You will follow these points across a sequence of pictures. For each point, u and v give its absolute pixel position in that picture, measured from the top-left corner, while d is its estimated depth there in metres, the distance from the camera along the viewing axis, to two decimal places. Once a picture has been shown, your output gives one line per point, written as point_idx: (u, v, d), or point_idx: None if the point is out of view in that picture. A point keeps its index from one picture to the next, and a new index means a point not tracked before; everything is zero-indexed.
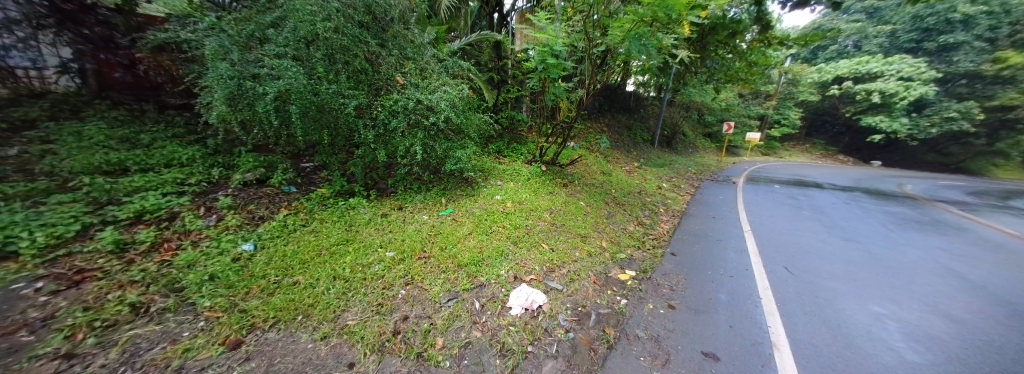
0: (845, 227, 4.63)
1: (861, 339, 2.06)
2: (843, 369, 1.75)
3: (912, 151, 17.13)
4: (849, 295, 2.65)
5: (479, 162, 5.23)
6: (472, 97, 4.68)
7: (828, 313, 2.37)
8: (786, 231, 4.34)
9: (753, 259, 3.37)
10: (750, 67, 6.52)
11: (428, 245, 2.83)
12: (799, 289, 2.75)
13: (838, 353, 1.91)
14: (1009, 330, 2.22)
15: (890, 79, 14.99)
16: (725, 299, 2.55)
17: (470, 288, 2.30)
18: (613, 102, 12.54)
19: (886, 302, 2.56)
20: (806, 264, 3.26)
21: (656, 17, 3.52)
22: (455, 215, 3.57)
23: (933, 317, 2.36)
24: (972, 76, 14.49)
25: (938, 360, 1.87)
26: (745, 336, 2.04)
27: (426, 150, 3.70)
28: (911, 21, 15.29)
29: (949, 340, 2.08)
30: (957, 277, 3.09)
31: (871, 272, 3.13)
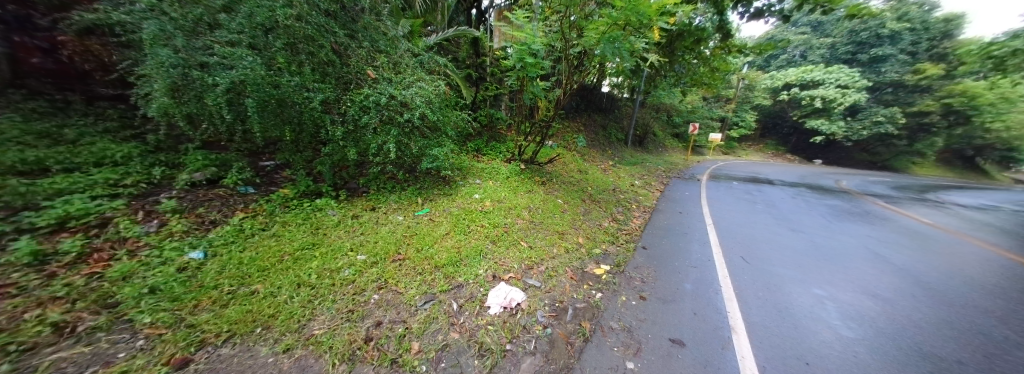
0: (792, 219, 5.07)
1: (805, 319, 2.25)
2: (791, 348, 1.91)
3: (848, 151, 19.16)
4: (795, 280, 2.89)
5: (457, 160, 5.14)
6: (449, 95, 4.58)
7: (777, 297, 2.57)
8: (743, 223, 4.67)
9: (714, 250, 3.59)
10: (713, 72, 6.93)
11: (403, 247, 2.72)
12: (754, 275, 2.96)
13: (786, 333, 2.08)
14: (925, 306, 2.53)
15: (830, 87, 16.65)
16: (691, 288, 2.68)
17: (447, 289, 2.24)
18: (589, 102, 12.84)
19: (826, 285, 2.82)
20: (760, 253, 3.52)
21: (629, 21, 3.61)
22: (431, 215, 3.48)
23: (864, 297, 2.63)
24: (896, 86, 16.43)
25: (867, 335, 2.09)
26: (708, 322, 2.16)
27: (401, 148, 3.57)
28: (849, 35, 17.11)
29: (877, 317, 2.33)
30: (883, 261, 3.48)
31: (814, 259, 3.44)
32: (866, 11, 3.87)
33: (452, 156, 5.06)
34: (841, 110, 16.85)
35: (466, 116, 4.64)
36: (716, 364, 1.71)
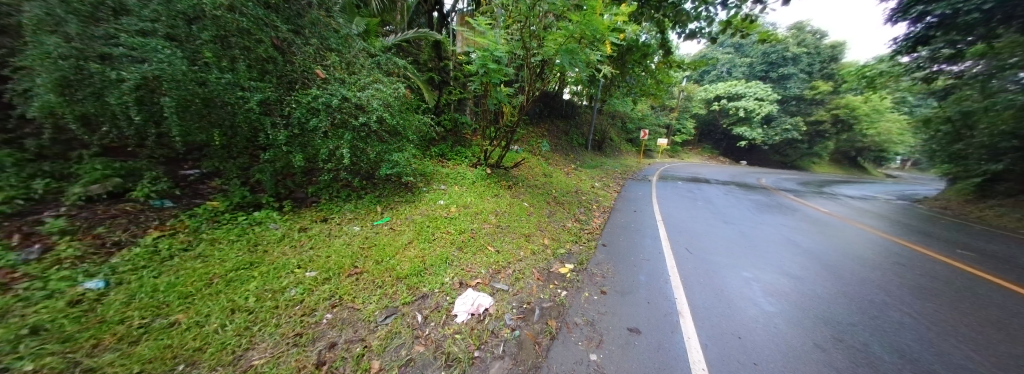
0: (725, 213, 5.73)
1: (737, 300, 2.54)
2: (727, 326, 2.14)
3: (767, 153, 22.28)
4: (729, 265, 3.26)
5: (419, 165, 4.96)
6: (409, 98, 4.42)
7: (715, 281, 2.87)
8: (686, 218, 5.16)
9: (663, 243, 3.90)
10: (658, 84, 7.60)
11: (360, 260, 2.53)
12: (696, 264, 3.28)
13: (723, 313, 2.32)
14: (824, 280, 3.01)
15: (750, 99, 19.31)
16: (645, 279, 2.87)
17: (411, 301, 2.13)
18: (551, 108, 13.28)
19: (752, 268, 3.22)
20: (700, 244, 3.91)
21: (584, 35, 3.83)
22: (392, 224, 3.29)
23: (780, 276, 3.06)
24: (799, 100, 19.51)
25: (783, 308, 2.43)
26: (660, 309, 2.33)
27: (357, 153, 3.35)
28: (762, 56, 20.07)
29: (791, 293, 2.71)
30: (794, 245, 4.08)
31: (742, 246, 3.92)
32: (773, 37, 4.52)
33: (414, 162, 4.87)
34: (760, 119, 19.58)
35: (429, 120, 4.51)
36: (668, 347, 1.86)
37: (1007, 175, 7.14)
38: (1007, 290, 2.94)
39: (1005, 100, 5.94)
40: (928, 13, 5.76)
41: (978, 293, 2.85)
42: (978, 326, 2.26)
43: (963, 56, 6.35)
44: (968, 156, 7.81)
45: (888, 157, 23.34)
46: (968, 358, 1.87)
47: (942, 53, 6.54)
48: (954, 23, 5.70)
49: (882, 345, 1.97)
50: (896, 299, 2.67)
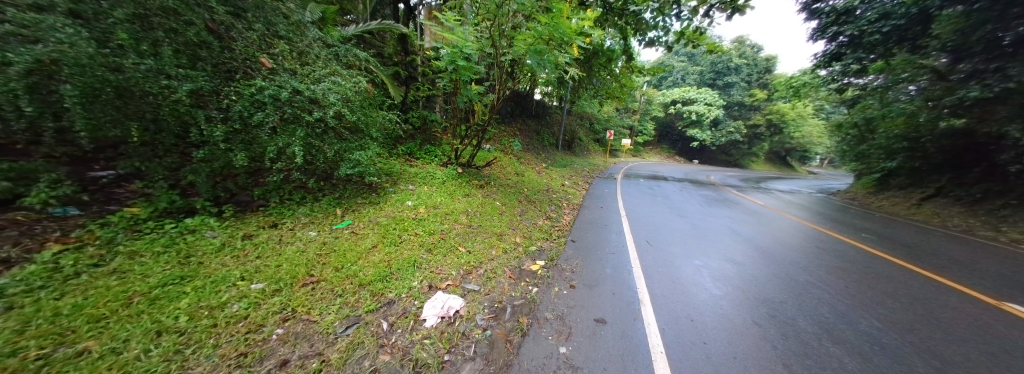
0: (681, 207, 6.16)
1: (690, 286, 2.73)
2: (683, 311, 2.28)
3: (716, 154, 24.41)
4: (683, 255, 3.49)
5: (383, 165, 4.70)
6: (371, 93, 4.17)
7: (671, 270, 3.06)
8: (646, 213, 5.46)
9: (626, 237, 4.08)
10: (622, 87, 7.98)
11: (316, 268, 2.34)
12: (655, 254, 3.48)
13: (679, 299, 2.48)
14: (761, 264, 3.34)
15: (701, 104, 21.08)
16: (610, 272, 2.97)
17: (375, 309, 2.00)
18: (522, 108, 13.38)
19: (703, 256, 3.48)
20: (659, 236, 4.15)
21: (552, 37, 3.87)
22: (353, 228, 3.08)
23: (726, 262, 3.34)
24: (741, 105, 21.66)
25: (728, 292, 2.65)
26: (624, 299, 2.43)
27: (312, 152, 3.11)
28: (710, 65, 22.08)
29: (734, 277, 2.97)
30: (737, 234, 4.49)
31: (693, 236, 4.23)
32: (720, 48, 4.84)
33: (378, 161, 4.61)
34: (710, 122, 21.41)
35: (395, 117, 4.31)
36: (631, 334, 1.94)
37: (897, 171, 8.37)
38: (897, 265, 3.53)
39: (898, 108, 7.00)
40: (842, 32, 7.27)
41: (877, 269, 3.37)
42: (875, 296, 2.69)
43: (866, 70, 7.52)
44: (870, 155, 8.96)
45: (811, 157, 26.79)
46: (867, 323, 2.22)
47: (851, 68, 7.77)
48: (864, 41, 6.98)
49: (805, 318, 2.26)
50: (816, 277, 3.08)
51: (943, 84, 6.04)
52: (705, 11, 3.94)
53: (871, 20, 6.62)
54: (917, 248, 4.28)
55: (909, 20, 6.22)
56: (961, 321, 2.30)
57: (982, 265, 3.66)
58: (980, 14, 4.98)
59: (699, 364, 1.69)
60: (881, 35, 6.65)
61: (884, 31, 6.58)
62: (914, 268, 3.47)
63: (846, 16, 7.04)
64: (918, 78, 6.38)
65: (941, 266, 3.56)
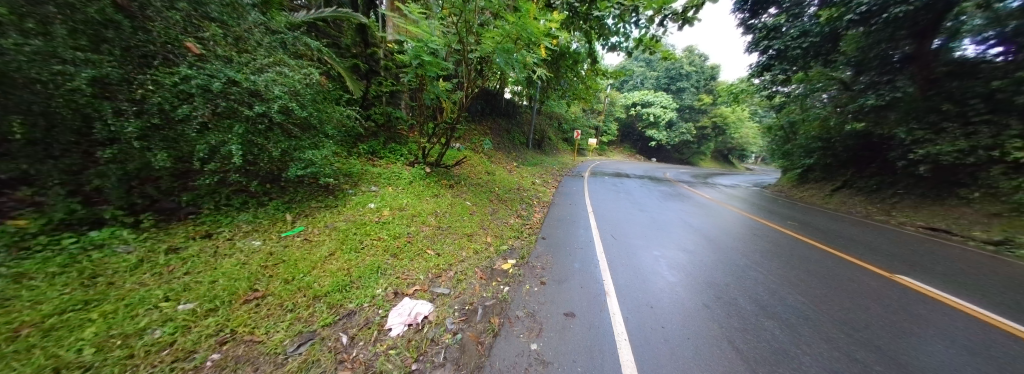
0: (642, 202, 6.53)
1: (650, 275, 2.89)
2: (644, 299, 2.40)
3: (672, 153, 26.24)
4: (643, 246, 3.69)
5: (342, 165, 4.38)
6: (325, 86, 3.88)
7: (632, 261, 3.22)
8: (611, 208, 5.71)
9: (592, 231, 4.23)
10: (588, 89, 8.24)
11: (262, 281, 2.10)
12: (619, 247, 3.64)
13: (640, 288, 2.61)
14: (709, 252, 3.65)
15: (659, 107, 22.55)
16: (578, 266, 3.05)
17: (333, 322, 1.84)
18: (491, 106, 13.26)
19: (660, 246, 3.72)
20: (622, 230, 4.35)
21: (520, 36, 3.84)
22: (305, 235, 2.82)
23: (680, 251, 3.60)
24: (691, 109, 23.57)
25: (682, 278, 2.86)
26: (591, 291, 2.50)
27: (254, 151, 2.81)
28: (666, 71, 23.73)
29: (687, 264, 3.22)
30: (690, 225, 4.86)
31: (652, 228, 4.51)
32: (673, 55, 5.13)
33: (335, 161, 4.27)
34: (667, 124, 22.99)
35: (353, 113, 4.06)
36: (598, 326, 1.99)
37: (813, 167, 9.58)
38: (815, 247, 4.08)
39: (815, 113, 8.09)
40: (771, 47, 8.11)
41: (801, 251, 3.84)
42: (799, 274, 3.08)
43: (791, 80, 8.60)
44: (793, 153, 10.21)
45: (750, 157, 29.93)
46: (793, 299, 2.54)
47: (778, 78, 8.79)
48: (788, 55, 7.83)
49: (746, 297, 2.52)
50: (753, 260, 3.44)
51: (848, 93, 7.31)
52: (660, 21, 4.15)
53: (794, 37, 7.48)
54: (830, 231, 4.98)
55: (823, 39, 7.13)
56: (861, 291, 2.72)
57: (876, 244, 4.36)
58: (876, 35, 6.12)
59: (658, 349, 1.78)
60: (801, 50, 7.52)
61: (803, 47, 7.45)
62: (829, 248, 4.04)
63: (774, 32, 8.02)
64: (829, 88, 7.63)
65: (848, 247, 4.16)
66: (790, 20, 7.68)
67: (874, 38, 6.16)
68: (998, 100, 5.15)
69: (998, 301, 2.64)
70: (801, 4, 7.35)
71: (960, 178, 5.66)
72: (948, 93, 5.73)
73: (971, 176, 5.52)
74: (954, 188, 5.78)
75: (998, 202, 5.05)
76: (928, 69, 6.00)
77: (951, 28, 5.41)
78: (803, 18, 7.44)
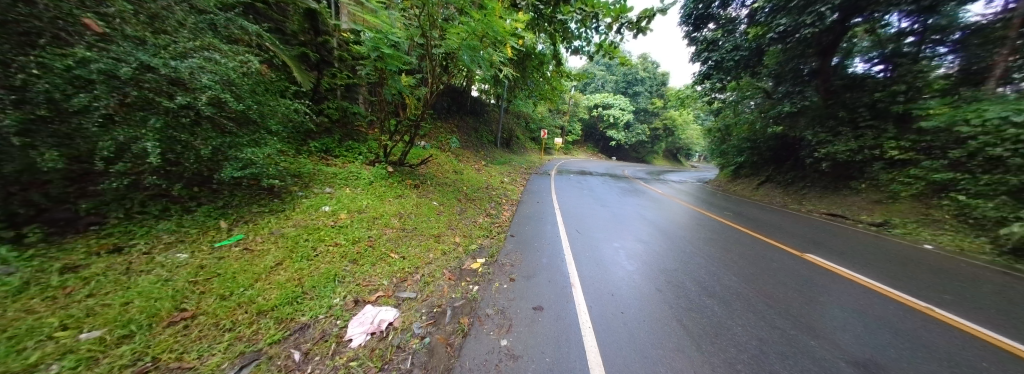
0: (604, 197, 6.85)
1: (611, 265, 3.04)
2: (606, 288, 2.52)
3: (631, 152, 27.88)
4: (605, 239, 3.87)
5: (290, 164, 3.98)
6: (267, 76, 3.49)
7: (595, 253, 3.36)
8: (576, 204, 5.91)
9: (558, 227, 4.34)
10: (553, 90, 8.43)
11: (193, 299, 1.84)
12: (583, 240, 3.78)
13: (602, 278, 2.73)
14: (662, 241, 3.94)
15: (618, 108, 23.83)
16: (545, 261, 3.10)
17: (282, 339, 1.66)
18: (458, 104, 13.01)
19: (619, 238, 3.93)
20: (585, 224, 4.53)
21: (486, 34, 3.79)
22: (245, 244, 2.52)
23: (637, 242, 3.84)
24: (646, 111, 25.26)
25: (638, 266, 3.05)
26: (558, 285, 2.55)
27: (176, 150, 2.44)
28: (624, 75, 25.16)
29: (643, 253, 3.44)
30: (646, 218, 5.20)
31: (612, 222, 4.75)
32: (629, 63, 5.31)
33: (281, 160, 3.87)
34: (625, 125, 24.39)
35: (301, 107, 3.70)
36: (565, 317, 2.04)
37: (743, 165, 10.76)
38: (747, 233, 4.62)
39: (746, 117, 9.16)
40: (709, 59, 8.73)
41: (738, 237, 4.31)
42: (735, 257, 3.48)
43: (728, 87, 9.60)
44: (727, 153, 11.32)
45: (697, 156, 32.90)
46: (729, 279, 2.86)
47: (717, 87, 9.35)
48: (723, 66, 8.34)
49: (691, 280, 2.79)
50: (699, 247, 3.78)
51: (770, 101, 8.32)
52: (617, 28, 4.32)
53: (727, 50, 8.03)
54: (761, 220, 5.63)
55: (751, 53, 7.78)
56: (782, 269, 3.15)
57: (794, 228, 5.05)
58: (790, 52, 7.20)
59: (620, 334, 1.88)
60: (733, 62, 8.06)
61: (735, 60, 8.00)
62: (758, 234, 4.59)
63: (713, 45, 8.71)
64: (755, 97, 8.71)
65: (774, 232, 4.76)
66: (726, 35, 8.37)
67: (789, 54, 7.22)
68: (879, 109, 6.39)
69: (878, 271, 3.23)
70: (734, 21, 8.11)
71: (853, 172, 6.76)
72: (842, 103, 6.92)
73: (860, 171, 6.66)
74: (848, 181, 6.89)
75: (878, 191, 6.13)
76: (828, 82, 7.19)
77: (846, 48, 6.87)
78: (736, 34, 8.12)
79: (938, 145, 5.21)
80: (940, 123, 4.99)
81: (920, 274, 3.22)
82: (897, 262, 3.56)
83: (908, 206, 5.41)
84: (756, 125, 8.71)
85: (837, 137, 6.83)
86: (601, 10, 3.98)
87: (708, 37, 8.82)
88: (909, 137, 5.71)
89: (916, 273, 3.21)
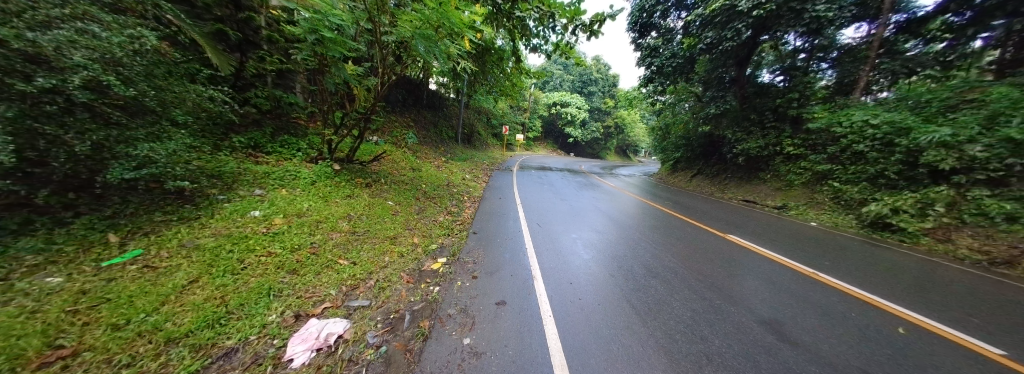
0: (563, 192, 7.06)
1: (569, 255, 3.14)
2: (565, 277, 2.59)
3: (588, 149, 29.23)
4: (564, 231, 3.99)
5: (205, 162, 3.38)
6: (170, 56, 2.92)
7: (555, 244, 3.44)
8: (537, 199, 6.01)
9: (519, 222, 4.36)
10: (513, 86, 8.42)
11: (75, 331, 1.46)
12: (544, 233, 3.85)
13: (561, 267, 2.81)
14: (614, 230, 4.18)
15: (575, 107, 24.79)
16: (508, 256, 3.08)
17: (201, 368, 1.40)
18: (415, 97, 12.39)
19: (577, 229, 4.09)
20: (546, 218, 4.62)
21: (441, 24, 3.61)
22: (147, 261, 2.08)
23: (593, 232, 4.02)
24: (600, 110, 26.67)
25: (594, 254, 3.20)
26: (521, 278, 2.55)
27: (40, 146, 1.92)
28: (580, 75, 26.25)
29: (598, 242, 3.61)
30: (601, 209, 5.47)
31: (570, 214, 4.92)
32: (584, 64, 5.48)
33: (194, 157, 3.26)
34: (581, 122, 25.46)
35: (213, 94, 3.17)
36: (528, 310, 2.03)
37: (680, 160, 11.94)
38: (686, 219, 5.12)
39: (682, 117, 10.19)
40: (651, 64, 9.38)
41: (679, 224, 4.74)
42: (674, 240, 3.84)
43: (666, 91, 10.43)
44: (667, 149, 12.46)
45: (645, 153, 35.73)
46: (670, 260, 3.14)
47: (658, 89, 10.18)
48: (663, 71, 8.96)
49: (638, 263, 3.01)
50: (646, 234, 4.08)
51: (699, 103, 9.37)
52: (572, 30, 4.42)
53: (666, 56, 8.59)
54: (698, 208, 6.27)
55: (685, 61, 8.48)
56: (712, 249, 3.55)
57: (721, 213, 5.75)
58: (715, 62, 8.16)
59: (579, 319, 1.93)
60: (671, 68, 8.67)
61: (672, 66, 8.63)
62: (694, 219, 5.12)
63: (654, 51, 9.24)
64: (687, 99, 9.78)
65: (708, 217, 5.32)
66: (664, 43, 8.88)
67: (714, 64, 8.22)
68: (780, 113, 7.56)
69: (782, 245, 3.83)
70: (672, 31, 8.72)
71: (760, 165, 7.85)
72: (754, 107, 8.02)
73: (765, 164, 7.77)
74: (757, 172, 7.98)
75: (778, 180, 7.20)
76: (743, 89, 8.27)
77: (756, 61, 8.29)
78: (672, 43, 8.67)
79: (820, 143, 6.36)
80: (822, 125, 6.09)
81: (813, 246, 3.88)
82: (797, 238, 4.24)
83: (799, 192, 6.49)
84: (690, 124, 9.71)
85: (750, 135, 7.93)
86: (557, 10, 4.04)
87: (650, 44, 9.31)
88: (800, 136, 6.85)
89: (808, 246, 3.88)
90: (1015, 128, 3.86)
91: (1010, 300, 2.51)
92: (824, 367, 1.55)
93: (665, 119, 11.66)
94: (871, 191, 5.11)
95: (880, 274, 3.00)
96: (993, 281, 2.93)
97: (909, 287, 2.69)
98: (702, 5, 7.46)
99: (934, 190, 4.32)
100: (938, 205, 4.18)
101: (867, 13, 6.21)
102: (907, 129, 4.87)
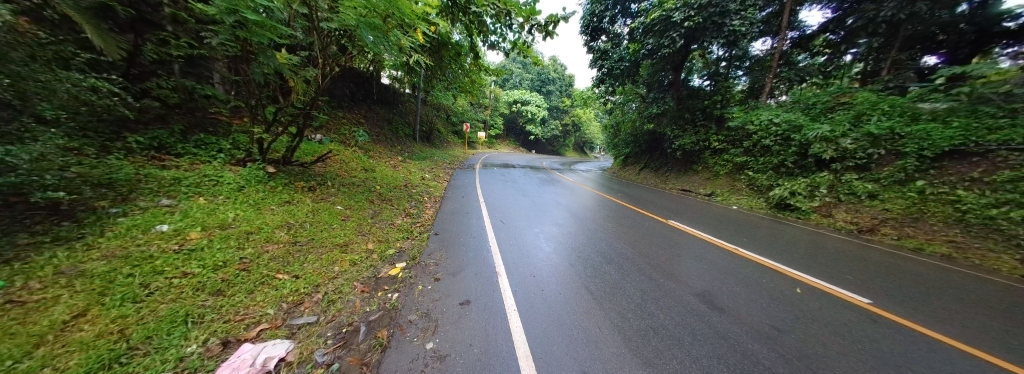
0: (527, 189, 7.15)
1: (531, 249, 3.18)
2: (528, 271, 2.62)
3: (547, 146, 30.02)
4: (526, 226, 4.03)
5: (89, 168, 2.74)
6: (29, 32, 2.30)
7: (518, 240, 3.47)
8: (501, 196, 6.01)
9: (483, 220, 4.31)
10: (471, 84, 8.27)
11: None
12: (507, 229, 3.86)
13: (524, 262, 2.84)
14: (573, 223, 4.34)
15: (534, 105, 25.27)
16: (472, 255, 3.02)
17: None
18: (365, 91, 11.55)
19: (538, 224, 4.17)
20: (509, 214, 4.64)
21: (388, 13, 3.38)
22: (8, 295, 1.61)
23: (554, 225, 4.13)
24: (557, 109, 27.55)
25: (554, 246, 3.29)
26: (486, 277, 2.51)
27: None
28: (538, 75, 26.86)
29: (558, 235, 3.73)
30: (561, 204, 5.66)
31: (532, 210, 4.99)
32: (540, 64, 5.56)
33: (71, 162, 2.60)
34: (540, 120, 26.05)
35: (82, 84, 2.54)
36: (493, 307, 2.01)
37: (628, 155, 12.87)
38: (638, 209, 5.51)
39: (630, 116, 10.98)
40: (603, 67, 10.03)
41: (631, 214, 5.08)
42: (627, 229, 4.12)
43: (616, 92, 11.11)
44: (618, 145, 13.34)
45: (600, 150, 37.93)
46: (622, 246, 3.36)
47: (610, 89, 10.99)
48: (613, 74, 9.77)
49: (595, 251, 3.17)
50: (602, 225, 4.31)
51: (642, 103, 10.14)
52: (528, 29, 4.45)
53: (614, 60, 9.39)
54: (648, 199, 6.78)
55: (631, 65, 9.29)
56: (659, 234, 3.88)
57: (667, 203, 6.31)
58: (658, 66, 8.88)
59: (541, 311, 1.96)
60: (619, 70, 9.46)
61: (619, 68, 9.47)
62: (644, 209, 5.53)
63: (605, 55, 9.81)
64: (634, 100, 10.50)
65: (657, 207, 5.80)
66: (613, 48, 9.51)
67: (655, 67, 8.92)
68: (708, 112, 8.51)
69: (716, 228, 4.30)
70: (619, 36, 9.30)
71: (693, 158, 8.77)
72: (688, 107, 8.90)
73: (697, 157, 8.67)
74: (690, 164, 8.91)
75: (707, 171, 8.12)
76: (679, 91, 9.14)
77: (688, 67, 9.25)
78: (620, 47, 9.34)
79: (738, 138, 7.32)
80: (739, 123, 6.99)
81: (740, 227, 4.43)
82: (728, 221, 4.81)
83: (723, 181, 7.39)
84: (636, 122, 10.49)
85: (684, 132, 8.75)
86: (513, 8, 4.01)
87: (601, 47, 9.81)
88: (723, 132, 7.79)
89: (736, 227, 4.42)
90: (873, 125, 4.86)
91: (876, 260, 3.13)
92: (743, 327, 1.79)
93: (615, 117, 12.42)
94: (776, 178, 6.03)
95: (787, 246, 3.53)
96: (867, 246, 3.63)
97: (807, 255, 3.22)
98: (644, 13, 8.07)
99: (819, 176, 5.22)
100: (822, 188, 5.07)
101: (770, 29, 7.45)
102: (800, 127, 5.88)
